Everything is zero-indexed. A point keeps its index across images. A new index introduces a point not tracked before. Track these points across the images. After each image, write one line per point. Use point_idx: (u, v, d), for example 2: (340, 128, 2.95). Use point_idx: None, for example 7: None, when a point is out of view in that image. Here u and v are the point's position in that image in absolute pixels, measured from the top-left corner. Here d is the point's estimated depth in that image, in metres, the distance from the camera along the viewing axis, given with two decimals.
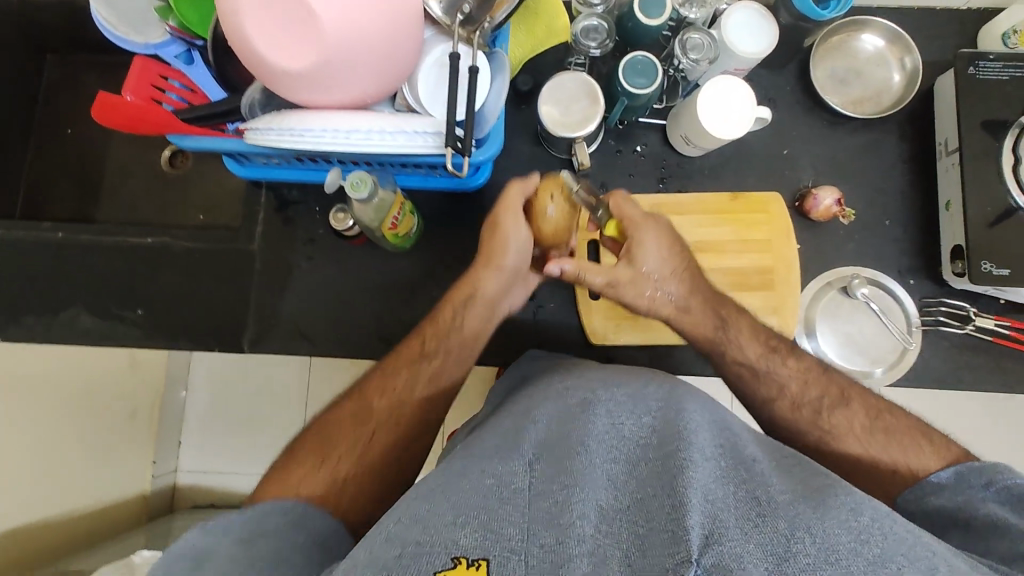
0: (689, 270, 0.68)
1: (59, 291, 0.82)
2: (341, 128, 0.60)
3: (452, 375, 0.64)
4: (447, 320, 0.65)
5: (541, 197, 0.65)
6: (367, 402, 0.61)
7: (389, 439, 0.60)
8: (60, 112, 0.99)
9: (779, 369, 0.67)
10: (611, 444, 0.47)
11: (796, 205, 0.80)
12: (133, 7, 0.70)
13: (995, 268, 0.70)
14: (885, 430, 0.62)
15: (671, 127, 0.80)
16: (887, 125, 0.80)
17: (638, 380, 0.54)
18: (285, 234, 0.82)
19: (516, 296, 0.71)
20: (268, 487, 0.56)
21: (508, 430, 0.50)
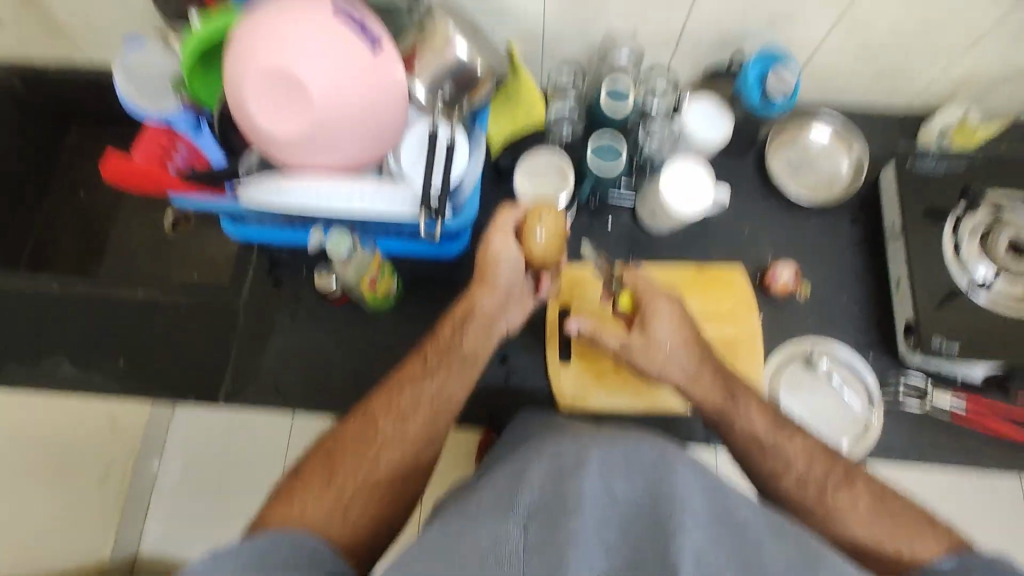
0: (700, 341, 0.70)
1: (52, 339, 0.88)
2: (325, 190, 0.66)
3: (457, 389, 0.64)
4: (447, 338, 0.66)
5: (528, 222, 0.65)
6: (374, 418, 0.61)
7: (395, 456, 0.60)
8: (84, 178, 1.09)
9: (786, 444, 0.66)
10: (605, 510, 0.47)
11: (757, 280, 0.84)
12: (153, 80, 0.74)
13: (944, 344, 0.73)
14: (889, 514, 0.61)
15: (639, 204, 0.84)
16: (839, 210, 0.86)
17: (634, 438, 0.53)
18: (272, 294, 0.87)
19: (513, 315, 0.70)
20: (274, 510, 0.55)
21: (503, 482, 0.50)
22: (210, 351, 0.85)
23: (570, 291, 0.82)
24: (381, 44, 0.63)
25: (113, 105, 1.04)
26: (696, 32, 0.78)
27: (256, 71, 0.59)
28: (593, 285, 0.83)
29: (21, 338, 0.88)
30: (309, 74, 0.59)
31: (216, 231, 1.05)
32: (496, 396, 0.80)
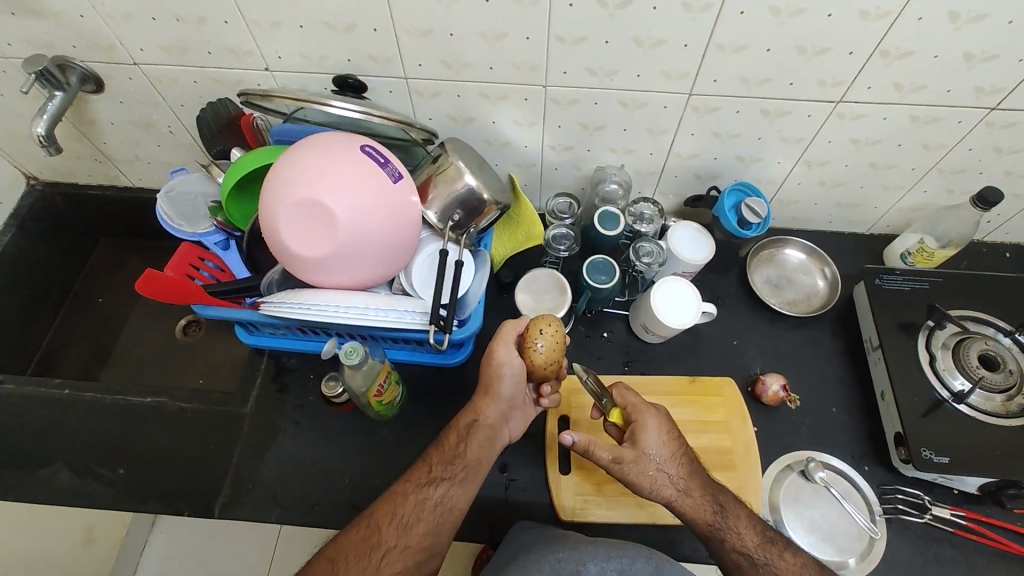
0: (688, 456, 0.72)
1: (52, 446, 0.88)
2: (342, 303, 0.70)
3: (461, 500, 0.66)
4: (452, 447, 0.67)
5: (529, 336, 0.67)
6: (377, 527, 0.62)
7: (397, 567, 0.61)
8: (106, 288, 1.16)
9: (777, 560, 0.67)
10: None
11: (749, 389, 0.87)
12: (191, 206, 0.83)
13: (935, 455, 0.75)
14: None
15: (633, 316, 0.90)
16: (819, 324, 0.92)
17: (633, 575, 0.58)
18: (278, 400, 0.89)
19: (514, 424, 0.74)
20: None
21: None
22: (212, 458, 0.85)
23: (568, 400, 0.86)
24: (401, 177, 0.72)
25: (147, 223, 1.13)
26: (676, 168, 0.89)
27: (287, 198, 0.67)
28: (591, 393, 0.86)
29: (25, 444, 0.88)
30: (334, 201, 0.67)
31: (226, 339, 1.09)
32: (497, 507, 0.80)
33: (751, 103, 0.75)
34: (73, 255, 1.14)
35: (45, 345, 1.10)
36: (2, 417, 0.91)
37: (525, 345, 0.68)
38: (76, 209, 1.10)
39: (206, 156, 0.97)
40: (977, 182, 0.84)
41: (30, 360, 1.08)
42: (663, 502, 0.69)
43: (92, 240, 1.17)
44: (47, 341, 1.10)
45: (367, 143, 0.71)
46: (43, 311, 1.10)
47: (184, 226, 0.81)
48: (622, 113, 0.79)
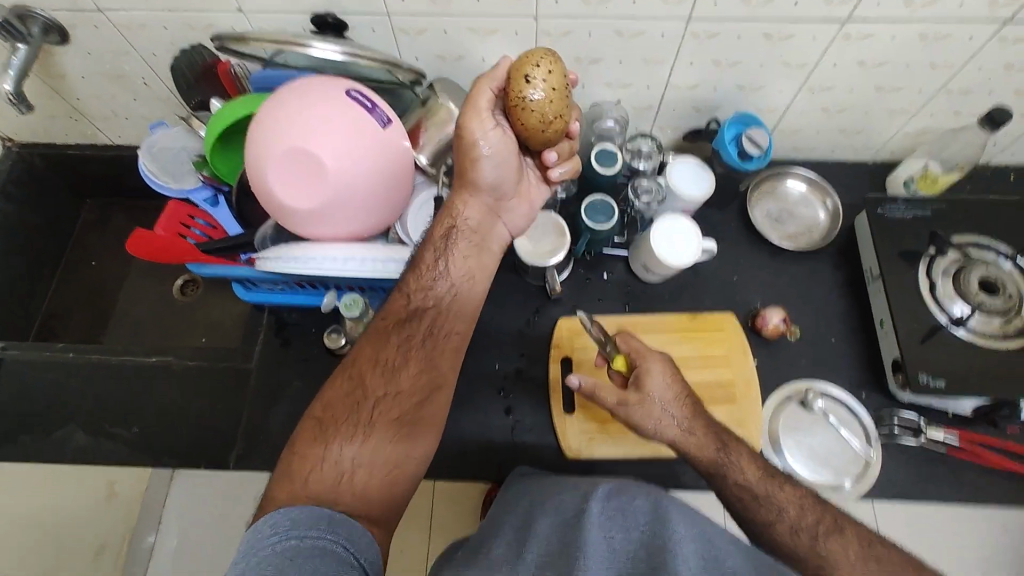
0: (692, 399, 0.73)
1: (64, 407, 0.89)
2: (340, 257, 0.70)
3: (449, 327, 0.66)
4: (429, 271, 0.67)
5: (517, 85, 0.60)
6: (362, 377, 0.62)
7: (392, 413, 0.61)
8: (98, 250, 1.14)
9: (778, 492, 0.67)
10: (605, 560, 0.57)
11: (749, 323, 0.88)
12: (176, 159, 0.80)
13: (931, 380, 0.76)
14: (879, 560, 0.62)
15: (633, 257, 0.90)
16: (820, 256, 0.92)
17: (633, 493, 0.64)
18: (282, 353, 0.89)
19: (511, 222, 0.73)
20: (277, 489, 0.56)
21: (516, 540, 0.62)
22: (223, 415, 0.87)
23: (571, 340, 0.86)
24: (390, 122, 0.68)
25: (132, 181, 1.10)
26: (674, 100, 0.86)
27: (275, 147, 0.65)
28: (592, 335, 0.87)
29: (37, 409, 0.89)
30: (323, 151, 0.64)
31: (225, 297, 1.08)
32: (506, 447, 0.82)
33: (754, 25, 0.71)
34: (60, 218, 1.12)
35: (44, 310, 1.09)
36: (9, 383, 0.91)
37: (513, 102, 0.61)
38: (57, 170, 1.07)
39: (186, 109, 0.94)
40: (986, 100, 0.82)
41: (31, 326, 1.08)
42: (668, 443, 0.71)
43: (77, 203, 1.14)
44: (45, 306, 1.10)
45: (353, 86, 0.68)
46: (37, 277, 1.08)
47: (170, 181, 0.78)
48: (618, 43, 0.75)
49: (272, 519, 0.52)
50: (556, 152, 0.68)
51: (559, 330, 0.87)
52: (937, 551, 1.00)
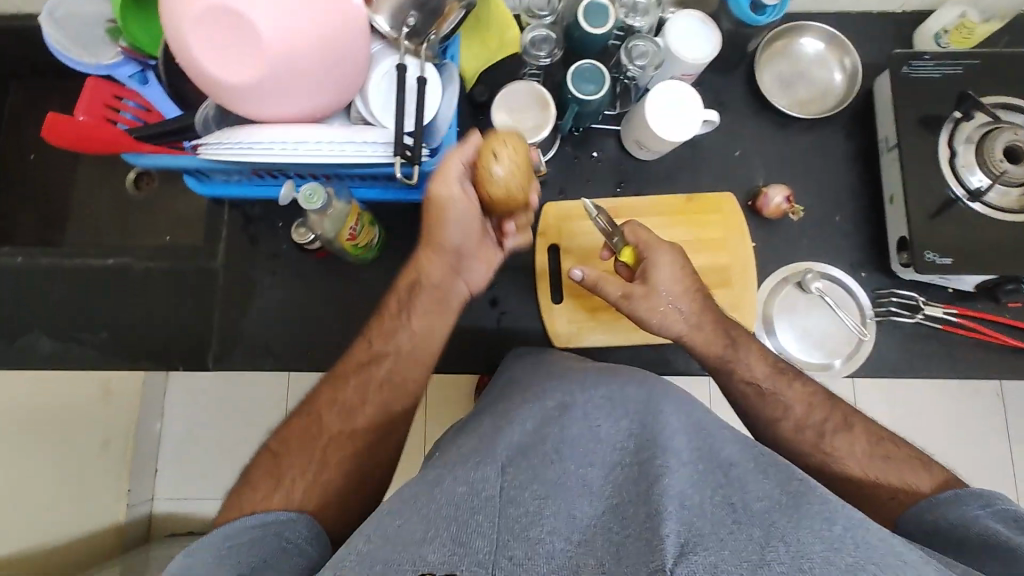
0: (703, 295, 0.70)
1: (26, 313, 0.84)
2: (292, 139, 0.60)
3: (408, 371, 0.64)
4: (392, 316, 0.65)
5: (483, 159, 0.59)
6: (319, 416, 0.61)
7: (343, 452, 0.60)
8: (34, 140, 1.02)
9: (786, 392, 0.67)
10: (589, 450, 0.52)
11: (749, 203, 0.82)
12: (86, 29, 0.68)
13: (937, 258, 0.72)
14: (886, 455, 0.63)
15: (625, 132, 0.81)
16: (832, 126, 0.83)
17: (620, 380, 0.58)
18: (250, 251, 0.83)
19: (471, 275, 0.68)
20: (223, 514, 0.55)
21: (486, 431, 0.55)
22: (193, 317, 0.83)
23: (558, 227, 0.80)
24: None
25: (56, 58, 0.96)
26: None
27: (197, 9, 0.54)
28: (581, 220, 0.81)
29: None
30: (254, 12, 0.54)
31: (183, 190, 0.99)
32: (492, 339, 0.80)
33: None
34: None
35: None
36: None
37: (477, 171, 0.60)
38: None
39: None
40: None
41: None
42: (675, 338, 0.69)
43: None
44: None
45: None
46: None
47: (85, 56, 0.67)
48: None
49: (206, 540, 0.50)
50: (515, 223, 0.67)
51: (545, 216, 0.81)
52: (911, 419, 1.04)
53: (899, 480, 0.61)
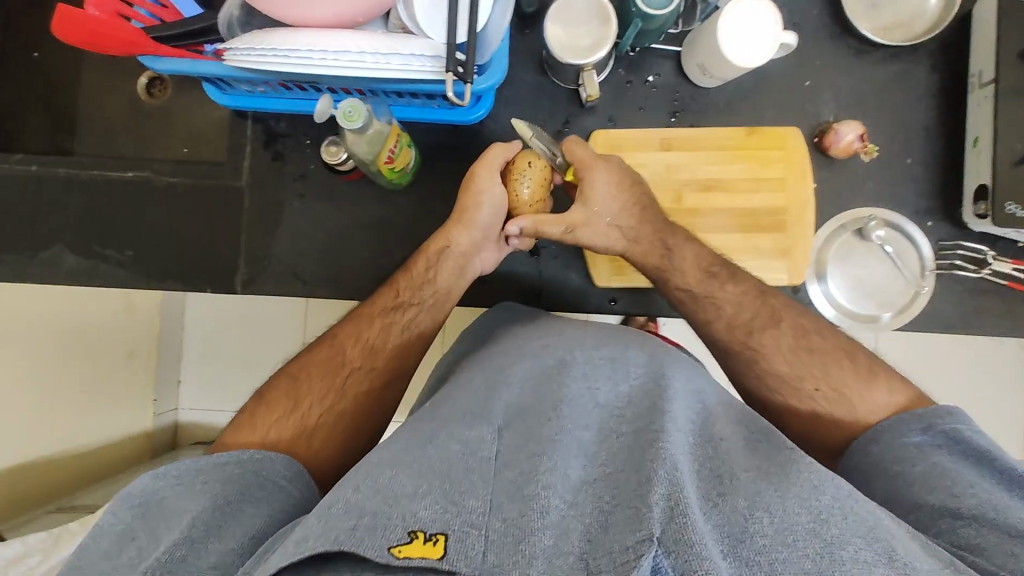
0: (640, 205, 0.72)
1: (42, 225, 0.80)
2: (330, 48, 0.54)
3: (426, 325, 0.71)
4: (421, 273, 0.70)
5: (518, 164, 0.69)
6: (341, 348, 0.67)
7: (362, 384, 0.66)
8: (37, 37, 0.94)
9: (716, 292, 0.71)
10: (586, 412, 0.52)
11: (815, 141, 0.76)
12: None
13: (1019, 210, 0.67)
14: (810, 349, 0.67)
15: (686, 56, 0.73)
16: (917, 56, 0.75)
17: (625, 345, 0.62)
18: (276, 170, 0.79)
19: (487, 258, 0.73)
20: (236, 430, 0.60)
21: (480, 390, 0.56)
22: (218, 237, 0.79)
23: None
24: None
25: None
26: None
27: None
28: (632, 152, 0.75)
29: (8, 226, 0.79)
30: None
31: (200, 100, 0.93)
32: (530, 275, 0.77)
33: None
34: None
35: None
36: None
37: (510, 175, 0.70)
38: None
39: None
40: None
41: None
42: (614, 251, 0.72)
43: None
44: None
45: None
46: None
47: None
48: None
49: (173, 466, 0.52)
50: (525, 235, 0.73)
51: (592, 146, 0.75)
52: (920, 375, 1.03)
53: (821, 373, 0.66)
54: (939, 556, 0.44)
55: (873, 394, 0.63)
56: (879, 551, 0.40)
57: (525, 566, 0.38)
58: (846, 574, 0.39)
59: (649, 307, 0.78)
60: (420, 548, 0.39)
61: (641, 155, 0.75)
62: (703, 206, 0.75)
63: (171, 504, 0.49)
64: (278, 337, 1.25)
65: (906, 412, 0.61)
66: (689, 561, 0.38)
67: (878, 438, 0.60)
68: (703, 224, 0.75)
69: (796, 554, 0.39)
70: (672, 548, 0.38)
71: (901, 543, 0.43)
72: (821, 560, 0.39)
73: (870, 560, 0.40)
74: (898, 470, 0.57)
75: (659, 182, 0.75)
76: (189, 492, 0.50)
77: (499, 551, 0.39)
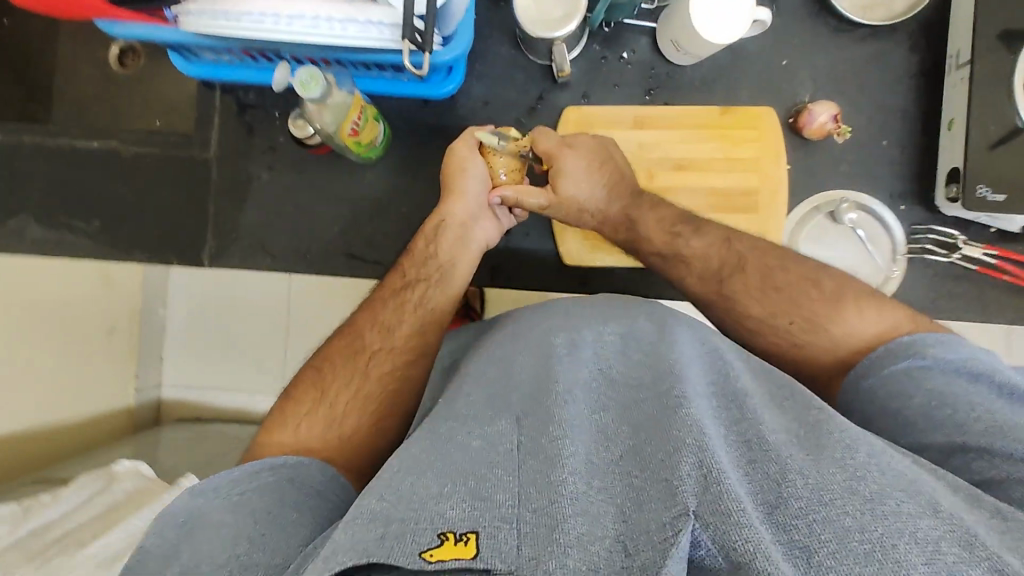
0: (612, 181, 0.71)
1: (9, 194, 0.79)
2: (283, 13, 0.52)
3: (443, 302, 0.65)
4: (422, 249, 0.68)
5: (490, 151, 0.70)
6: (360, 331, 0.61)
7: (386, 366, 0.59)
8: None
9: (684, 248, 0.66)
10: (599, 389, 0.49)
11: (789, 122, 0.75)
12: None
13: (989, 193, 0.66)
14: (777, 288, 0.61)
15: (661, 32, 0.72)
16: (896, 36, 0.74)
17: (629, 316, 0.56)
18: (245, 142, 0.78)
19: (487, 228, 0.72)
20: (269, 440, 0.53)
21: (494, 376, 0.51)
22: (186, 209, 0.78)
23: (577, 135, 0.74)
24: None
25: None
26: None
27: None
28: (604, 129, 0.74)
29: None
30: None
31: (173, 72, 0.91)
32: (500, 252, 0.77)
33: None
34: None
35: None
36: None
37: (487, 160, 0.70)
38: None
39: None
40: None
41: None
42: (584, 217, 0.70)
43: None
44: None
45: None
46: None
47: None
48: None
49: (207, 479, 0.46)
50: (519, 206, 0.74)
51: (564, 122, 0.74)
52: None
53: (793, 307, 0.59)
54: (982, 505, 0.40)
55: (845, 318, 0.57)
56: (922, 503, 0.38)
57: (560, 556, 0.37)
58: (891, 530, 0.36)
59: (618, 287, 0.78)
60: (451, 550, 0.37)
61: (613, 133, 0.74)
62: (676, 185, 0.74)
63: (202, 533, 0.42)
64: None
65: (888, 338, 0.55)
66: (730, 533, 0.36)
67: (866, 373, 0.54)
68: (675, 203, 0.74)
69: (836, 512, 0.37)
70: (709, 521, 0.37)
71: (943, 496, 0.40)
72: (863, 517, 0.36)
73: (913, 513, 0.37)
74: (896, 407, 0.51)
75: (631, 160, 0.74)
76: (234, 516, 0.44)
77: (533, 543, 0.37)
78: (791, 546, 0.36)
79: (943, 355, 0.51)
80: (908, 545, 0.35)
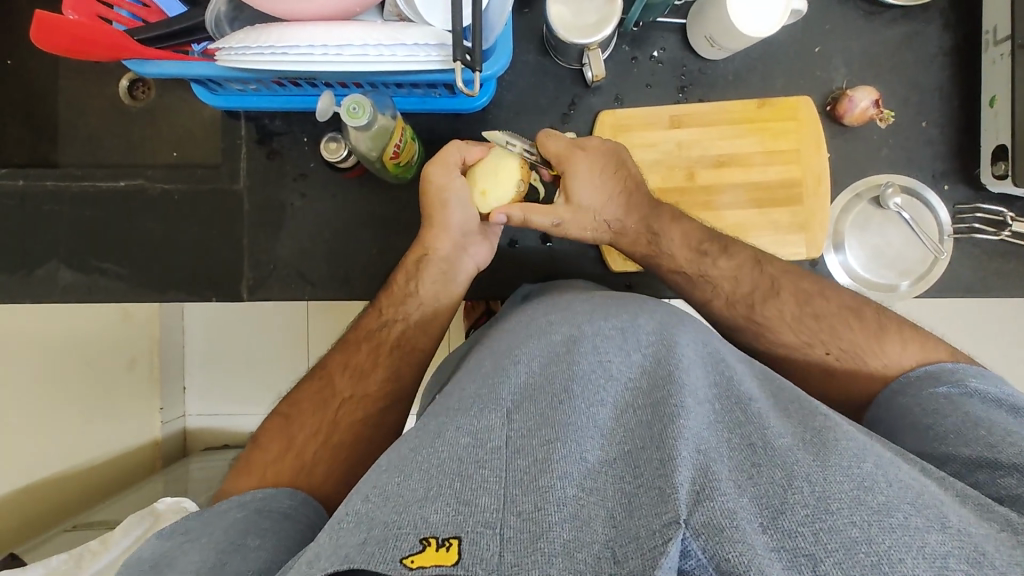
0: (628, 185, 0.70)
1: (36, 242, 0.77)
2: (332, 43, 0.51)
3: (418, 339, 0.69)
4: (402, 287, 0.70)
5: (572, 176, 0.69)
6: (330, 378, 0.65)
7: (355, 413, 0.63)
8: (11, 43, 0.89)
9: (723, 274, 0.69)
10: (601, 386, 0.49)
11: (827, 109, 0.74)
12: None
13: None
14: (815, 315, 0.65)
15: (693, 27, 0.71)
16: (929, 15, 0.73)
17: (629, 313, 0.57)
18: (276, 170, 0.76)
19: (477, 252, 0.72)
20: (239, 479, 0.57)
21: (487, 373, 0.53)
22: (219, 243, 0.76)
23: (614, 139, 0.73)
24: None
25: None
26: None
27: None
28: (640, 130, 0.73)
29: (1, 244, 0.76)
30: None
31: (186, 100, 0.88)
32: (542, 262, 0.76)
33: None
34: None
35: None
36: None
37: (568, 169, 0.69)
38: None
39: None
40: None
41: None
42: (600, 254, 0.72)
43: None
44: None
45: None
46: None
47: None
48: None
49: (178, 523, 0.49)
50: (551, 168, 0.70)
51: (600, 127, 0.73)
52: None
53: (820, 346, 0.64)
54: (992, 517, 0.42)
55: (872, 356, 0.62)
56: (929, 517, 0.39)
57: (544, 565, 0.37)
58: (898, 542, 0.37)
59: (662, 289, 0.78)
60: (433, 556, 0.37)
61: (650, 134, 0.73)
62: (717, 182, 0.73)
63: (181, 555, 0.45)
64: (280, 339, 1.22)
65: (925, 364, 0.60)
66: (723, 545, 0.37)
67: (904, 390, 0.58)
68: (716, 201, 0.73)
69: (842, 522, 0.38)
70: (700, 530, 0.37)
71: (952, 510, 0.41)
72: (870, 528, 0.38)
73: (921, 527, 0.38)
74: (917, 432, 0.54)
75: (669, 160, 0.73)
76: (199, 545, 0.46)
77: (516, 548, 0.38)
78: (794, 553, 0.37)
79: (986, 387, 0.54)
80: (914, 559, 0.36)
